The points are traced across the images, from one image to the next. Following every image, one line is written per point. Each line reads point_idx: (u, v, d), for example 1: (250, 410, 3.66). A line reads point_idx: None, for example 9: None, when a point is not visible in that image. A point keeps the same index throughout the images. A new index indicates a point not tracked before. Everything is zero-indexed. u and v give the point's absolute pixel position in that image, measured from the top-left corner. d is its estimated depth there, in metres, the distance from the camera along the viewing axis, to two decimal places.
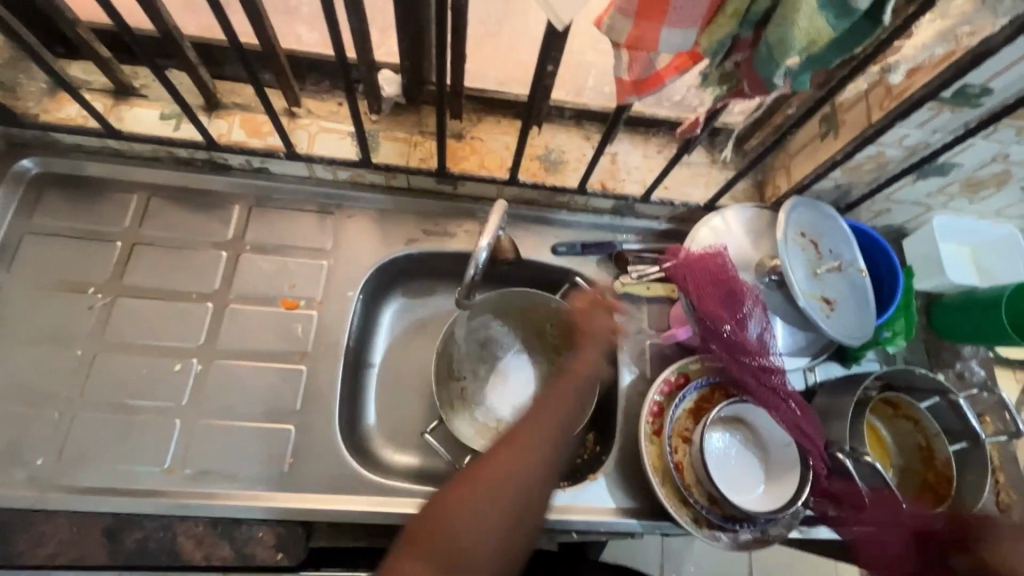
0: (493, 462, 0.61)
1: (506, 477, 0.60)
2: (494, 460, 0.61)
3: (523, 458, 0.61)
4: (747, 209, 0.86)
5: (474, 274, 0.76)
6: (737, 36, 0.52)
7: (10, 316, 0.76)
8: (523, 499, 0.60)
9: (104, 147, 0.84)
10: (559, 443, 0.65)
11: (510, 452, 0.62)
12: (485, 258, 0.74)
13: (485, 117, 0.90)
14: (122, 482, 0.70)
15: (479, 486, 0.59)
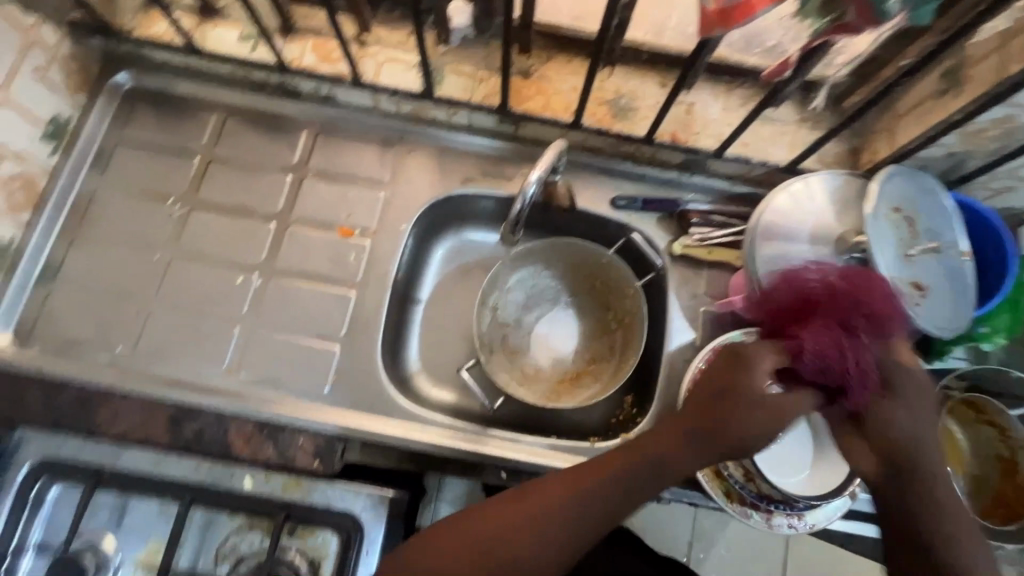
0: (512, 508, 0.59)
1: (558, 525, 0.58)
2: (537, 490, 0.60)
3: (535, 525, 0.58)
4: (834, 175, 0.77)
5: (521, 208, 0.73)
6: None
7: (104, 216, 0.83)
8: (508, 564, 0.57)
9: (189, 66, 0.89)
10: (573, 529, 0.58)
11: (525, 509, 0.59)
12: (534, 194, 0.71)
13: (555, 55, 0.85)
14: (188, 376, 0.77)
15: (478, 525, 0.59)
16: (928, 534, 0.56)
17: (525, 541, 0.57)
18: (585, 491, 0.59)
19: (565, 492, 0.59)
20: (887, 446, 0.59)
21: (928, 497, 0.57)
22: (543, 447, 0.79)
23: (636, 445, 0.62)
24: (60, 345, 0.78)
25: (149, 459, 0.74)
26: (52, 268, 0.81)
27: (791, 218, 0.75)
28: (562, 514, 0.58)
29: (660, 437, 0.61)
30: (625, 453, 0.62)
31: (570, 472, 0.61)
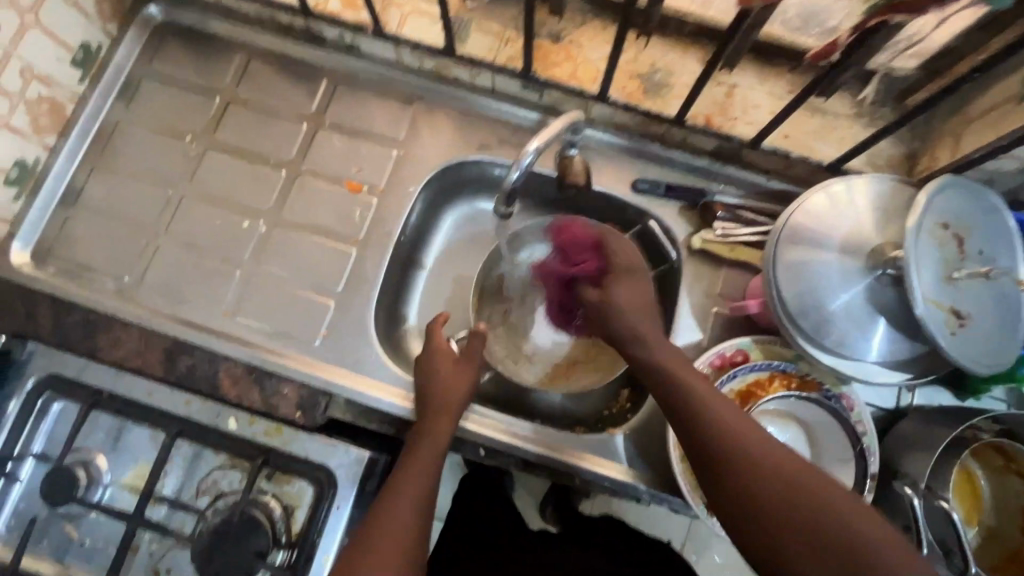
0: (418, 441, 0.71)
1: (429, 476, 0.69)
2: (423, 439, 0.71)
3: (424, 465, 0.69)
4: (882, 181, 0.69)
5: (518, 178, 0.68)
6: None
7: (125, 147, 0.85)
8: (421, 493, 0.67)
9: (218, 3, 0.87)
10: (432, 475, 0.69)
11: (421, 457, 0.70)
12: (529, 163, 0.66)
13: (590, 19, 0.79)
14: (187, 313, 0.79)
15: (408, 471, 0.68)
16: (808, 518, 0.51)
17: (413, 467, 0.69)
18: (440, 447, 0.72)
19: (432, 456, 0.70)
20: (728, 455, 0.56)
21: (782, 476, 0.54)
22: (526, 431, 0.76)
23: (446, 400, 0.74)
24: (74, 269, 0.81)
25: (144, 389, 0.75)
26: (73, 193, 0.83)
27: (824, 220, 0.68)
28: (425, 472, 0.69)
29: (450, 402, 0.74)
30: (443, 416, 0.73)
31: (423, 432, 0.72)
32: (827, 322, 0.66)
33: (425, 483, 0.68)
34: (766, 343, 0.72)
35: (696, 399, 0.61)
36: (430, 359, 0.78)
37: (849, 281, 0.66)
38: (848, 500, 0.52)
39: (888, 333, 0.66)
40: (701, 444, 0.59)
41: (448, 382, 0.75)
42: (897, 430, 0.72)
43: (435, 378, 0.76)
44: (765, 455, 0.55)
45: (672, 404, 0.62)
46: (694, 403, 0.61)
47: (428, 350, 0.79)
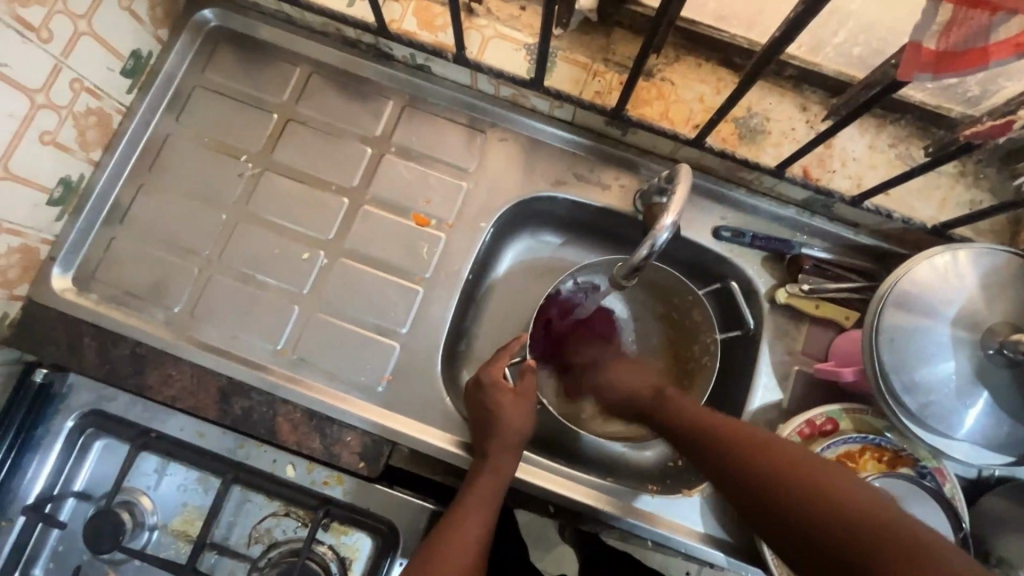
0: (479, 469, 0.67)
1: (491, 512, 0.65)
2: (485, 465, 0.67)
3: (486, 497, 0.65)
4: (989, 251, 0.66)
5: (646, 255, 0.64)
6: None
7: (175, 165, 0.79)
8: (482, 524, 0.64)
9: (278, 11, 0.81)
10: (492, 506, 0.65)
11: (484, 486, 0.66)
12: (664, 241, 0.63)
13: (685, 55, 0.74)
14: (243, 349, 0.74)
15: (469, 502, 0.65)
16: (816, 508, 0.50)
17: (473, 496, 0.65)
18: (503, 479, 0.67)
19: (487, 498, 0.65)
20: (733, 454, 0.59)
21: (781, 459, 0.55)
22: (599, 488, 0.73)
23: (510, 436, 0.68)
24: (118, 295, 0.75)
25: (194, 429, 0.72)
26: (118, 212, 0.77)
27: (930, 286, 0.65)
28: (482, 506, 0.65)
29: (510, 436, 0.68)
30: (497, 449, 0.68)
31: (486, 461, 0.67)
32: (928, 395, 0.63)
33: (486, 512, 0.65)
34: (856, 412, 0.70)
35: (712, 421, 0.63)
36: (493, 397, 0.71)
37: (948, 356, 0.63)
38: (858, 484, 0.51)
39: (988, 409, 0.63)
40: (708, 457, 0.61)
41: (510, 418, 0.69)
42: (984, 507, 0.70)
43: (499, 414, 0.69)
44: (767, 450, 0.57)
45: (688, 429, 0.64)
46: (704, 426, 0.63)
47: (487, 384, 0.72)
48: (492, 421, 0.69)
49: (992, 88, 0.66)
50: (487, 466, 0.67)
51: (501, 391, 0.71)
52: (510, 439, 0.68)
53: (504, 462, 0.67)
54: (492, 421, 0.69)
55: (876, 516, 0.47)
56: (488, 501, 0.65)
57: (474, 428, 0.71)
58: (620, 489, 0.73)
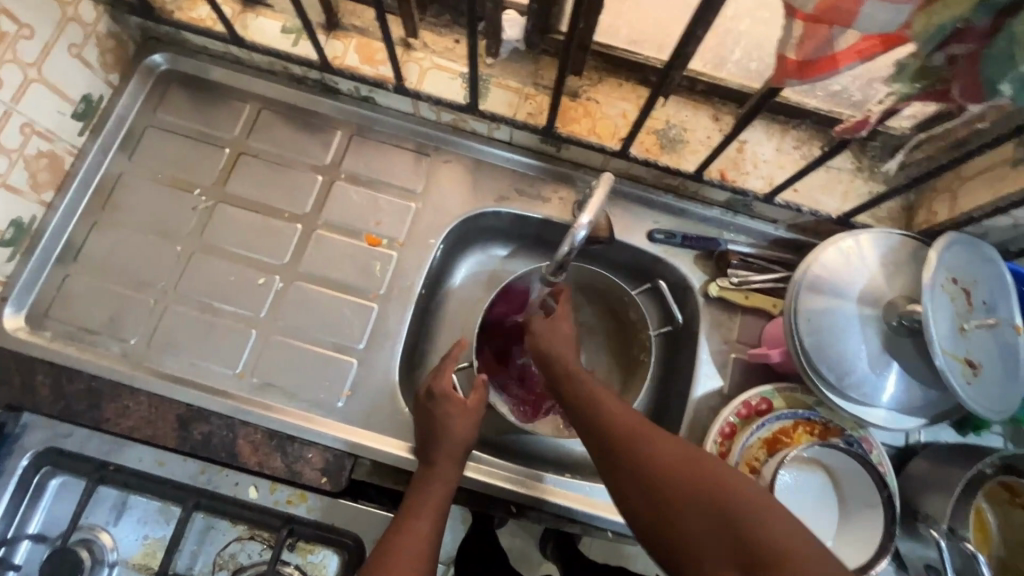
0: (427, 470, 0.70)
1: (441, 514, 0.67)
2: (433, 466, 0.70)
3: (436, 495, 0.68)
4: (885, 235, 0.73)
5: (567, 253, 0.70)
6: (966, 23, 0.46)
7: (130, 201, 0.81)
8: (435, 519, 0.66)
9: (227, 53, 0.85)
10: (443, 505, 0.67)
11: (434, 485, 0.68)
12: (583, 237, 0.67)
13: (606, 76, 0.82)
14: (201, 377, 0.76)
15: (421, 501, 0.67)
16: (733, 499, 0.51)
17: (423, 494, 0.68)
18: (451, 483, 0.69)
19: (433, 501, 0.67)
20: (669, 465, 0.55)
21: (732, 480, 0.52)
22: (556, 484, 0.76)
23: (459, 443, 0.71)
24: (72, 332, 0.76)
25: (155, 458, 0.73)
26: (71, 250, 0.79)
27: (833, 272, 0.72)
28: (434, 509, 0.67)
29: (454, 443, 0.71)
30: (443, 456, 0.70)
31: (435, 464, 0.70)
32: (845, 371, 0.69)
33: (437, 508, 0.67)
34: (788, 390, 0.75)
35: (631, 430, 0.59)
36: (445, 407, 0.72)
37: (861, 334, 0.70)
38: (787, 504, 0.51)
39: (902, 376, 0.69)
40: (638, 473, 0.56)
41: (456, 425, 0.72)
42: (910, 471, 0.76)
43: (449, 421, 0.71)
44: (714, 474, 0.53)
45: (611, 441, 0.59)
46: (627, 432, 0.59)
47: (439, 394, 0.73)
48: (440, 426, 0.71)
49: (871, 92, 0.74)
50: (438, 467, 0.69)
51: (449, 399, 0.73)
52: (459, 441, 0.71)
53: (455, 463, 0.70)
54: (441, 426, 0.71)
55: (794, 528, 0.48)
56: (440, 498, 0.68)
57: (421, 439, 0.73)
58: (575, 483, 0.76)
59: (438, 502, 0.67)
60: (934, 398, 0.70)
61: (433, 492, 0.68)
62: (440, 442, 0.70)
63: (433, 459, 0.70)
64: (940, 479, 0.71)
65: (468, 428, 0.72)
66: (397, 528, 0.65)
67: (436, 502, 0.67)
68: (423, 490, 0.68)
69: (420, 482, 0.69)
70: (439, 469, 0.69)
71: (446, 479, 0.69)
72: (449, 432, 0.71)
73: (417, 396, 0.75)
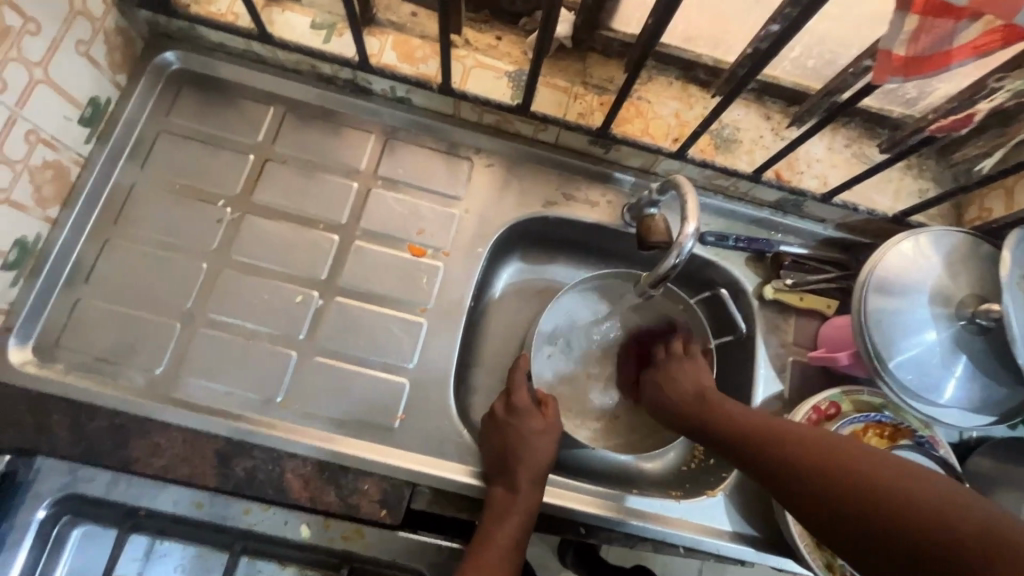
0: (502, 496, 0.65)
1: (519, 541, 0.64)
2: (509, 493, 0.65)
3: (513, 524, 0.64)
4: (946, 233, 0.73)
5: (673, 264, 0.65)
6: None
7: (146, 214, 0.73)
8: (512, 550, 0.63)
9: (246, 51, 0.78)
10: (520, 535, 0.64)
11: (509, 513, 0.64)
12: (691, 248, 0.63)
13: (656, 75, 0.79)
14: (237, 407, 0.69)
15: (499, 531, 0.64)
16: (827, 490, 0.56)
17: (500, 524, 0.64)
18: (529, 509, 0.65)
19: (508, 529, 0.64)
20: (775, 451, 0.60)
21: (847, 451, 0.56)
22: (626, 501, 0.73)
23: (535, 464, 0.67)
24: (88, 363, 0.68)
25: (191, 499, 0.65)
26: (82, 271, 0.70)
27: (904, 270, 0.71)
28: (512, 540, 0.63)
29: (532, 462, 0.67)
30: (520, 477, 0.66)
31: (509, 489, 0.65)
32: (918, 371, 0.68)
33: (514, 539, 0.64)
34: (853, 392, 0.74)
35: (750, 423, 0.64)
36: (522, 425, 0.69)
37: (934, 335, 0.69)
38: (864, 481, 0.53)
39: (969, 374, 0.68)
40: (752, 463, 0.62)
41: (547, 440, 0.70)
42: (971, 467, 0.76)
43: (524, 441, 0.68)
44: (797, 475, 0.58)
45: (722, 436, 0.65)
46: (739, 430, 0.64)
47: (520, 409, 0.70)
48: (515, 448, 0.67)
49: (926, 90, 0.73)
50: (513, 493, 0.65)
51: (526, 417, 0.70)
52: (537, 462, 0.67)
53: (533, 488, 0.66)
54: (517, 447, 0.67)
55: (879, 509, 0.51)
56: (517, 528, 0.64)
57: (491, 460, 0.68)
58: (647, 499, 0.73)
59: (514, 532, 0.64)
60: (1006, 396, 0.69)
61: (509, 521, 0.64)
62: (518, 465, 0.66)
63: (508, 485, 0.66)
64: None
65: (545, 448, 0.69)
66: (476, 561, 0.61)
67: (514, 532, 0.64)
68: (499, 518, 0.64)
69: (494, 511, 0.65)
70: (514, 495, 0.65)
71: (524, 506, 0.65)
72: (525, 453, 0.67)
73: (491, 413, 0.71)
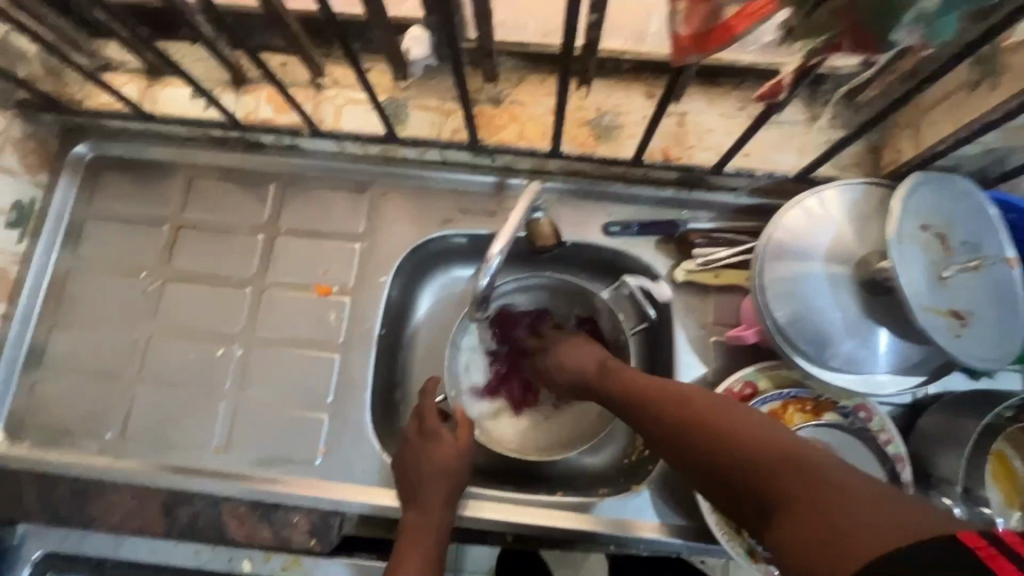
0: (418, 506, 0.69)
1: (433, 553, 0.68)
2: (426, 500, 0.69)
3: (428, 532, 0.68)
4: (850, 186, 0.68)
5: (486, 285, 0.71)
6: None
7: (81, 296, 0.81)
8: (433, 552, 0.68)
9: (146, 129, 0.84)
10: (441, 539, 0.69)
11: (428, 519, 0.69)
12: (496, 266, 0.69)
13: (528, 75, 0.78)
14: (176, 461, 0.76)
15: (422, 537, 0.68)
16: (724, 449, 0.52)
17: (420, 532, 0.68)
18: (441, 522, 0.69)
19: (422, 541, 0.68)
20: (687, 420, 0.56)
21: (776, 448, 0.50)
22: (549, 506, 0.74)
23: (445, 473, 0.70)
24: (49, 437, 0.77)
25: (147, 547, 0.75)
26: (35, 354, 0.80)
27: (802, 236, 0.67)
28: (431, 546, 0.68)
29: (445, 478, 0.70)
30: (436, 489, 0.69)
31: (422, 497, 0.69)
32: (828, 342, 0.64)
33: (435, 543, 0.68)
34: (771, 369, 0.71)
35: (683, 403, 0.58)
36: (434, 440, 0.72)
37: (842, 302, 0.64)
38: (762, 433, 0.52)
39: (887, 335, 0.64)
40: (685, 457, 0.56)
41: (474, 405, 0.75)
42: (920, 428, 0.71)
43: (432, 454, 0.71)
44: (691, 412, 0.57)
45: (655, 420, 0.59)
46: (676, 408, 0.58)
47: (431, 427, 0.73)
48: (427, 458, 0.71)
49: None
50: (427, 499, 0.69)
51: (441, 428, 0.73)
52: (449, 467, 0.70)
53: (449, 497, 0.70)
54: (428, 458, 0.71)
55: (791, 470, 0.47)
56: (436, 533, 0.68)
57: (405, 476, 0.71)
58: (604, 505, 0.73)
59: (432, 534, 0.68)
60: (936, 352, 0.64)
61: (425, 529, 0.68)
62: (432, 472, 0.70)
63: (422, 494, 0.69)
64: (949, 434, 0.66)
65: (460, 457, 0.72)
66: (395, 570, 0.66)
67: (433, 535, 0.68)
68: (415, 530, 0.69)
69: (411, 522, 0.69)
70: (427, 500, 0.69)
71: (440, 511, 0.69)
72: (434, 460, 0.70)
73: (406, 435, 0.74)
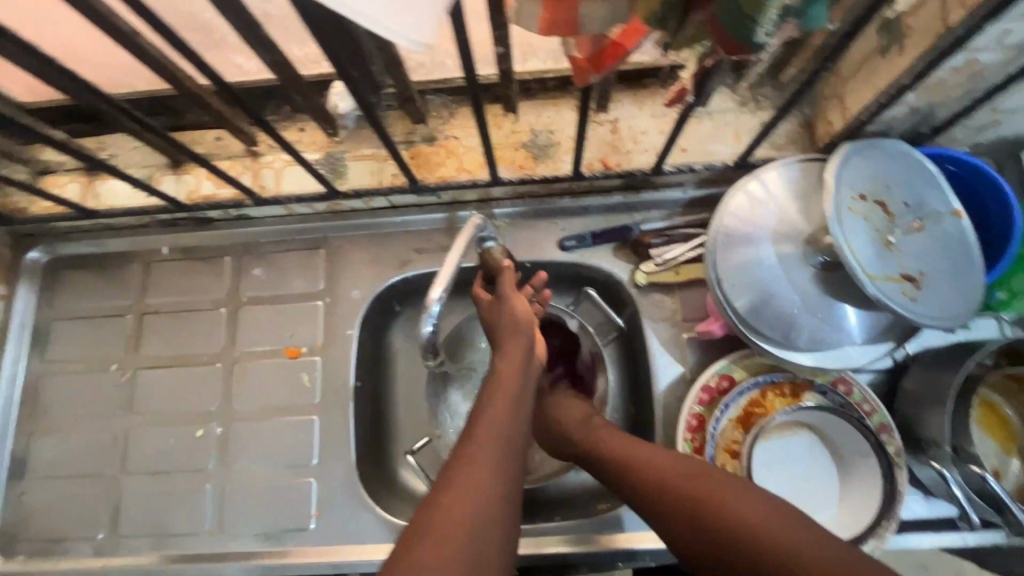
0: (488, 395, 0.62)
1: (490, 507, 0.52)
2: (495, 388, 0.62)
3: (494, 425, 0.58)
4: (789, 166, 0.68)
5: (430, 333, 0.68)
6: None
7: (54, 399, 0.81)
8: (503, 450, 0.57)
9: (95, 224, 0.85)
10: (512, 431, 0.59)
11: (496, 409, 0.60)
12: (438, 310, 0.65)
13: (457, 108, 0.79)
14: (171, 550, 0.75)
15: (485, 433, 0.58)
16: (724, 525, 0.54)
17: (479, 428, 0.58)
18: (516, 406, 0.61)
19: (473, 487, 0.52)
20: (682, 494, 0.58)
21: (766, 530, 0.53)
22: (548, 533, 0.73)
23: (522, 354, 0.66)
24: (43, 546, 0.77)
25: None
26: (18, 465, 0.80)
27: (749, 219, 0.66)
28: (499, 439, 0.57)
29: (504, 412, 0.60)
30: (510, 365, 0.64)
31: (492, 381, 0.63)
32: (791, 323, 0.64)
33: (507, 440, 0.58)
34: (744, 358, 0.72)
35: (676, 474, 0.60)
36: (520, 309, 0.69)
37: (797, 282, 0.64)
38: (750, 507, 0.55)
39: (846, 308, 0.64)
40: (685, 535, 0.56)
41: (556, 411, 0.73)
42: (904, 391, 0.70)
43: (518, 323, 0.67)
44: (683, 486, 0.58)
45: (660, 500, 0.59)
46: (682, 491, 0.58)
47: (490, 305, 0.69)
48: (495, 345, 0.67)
49: None
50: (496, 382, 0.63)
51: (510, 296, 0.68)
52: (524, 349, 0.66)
53: (522, 375, 0.64)
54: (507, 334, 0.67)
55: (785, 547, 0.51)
56: (507, 430, 0.59)
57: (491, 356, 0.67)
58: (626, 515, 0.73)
59: (502, 433, 0.58)
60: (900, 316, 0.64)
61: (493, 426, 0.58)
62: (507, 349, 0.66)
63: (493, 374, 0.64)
64: (930, 393, 0.66)
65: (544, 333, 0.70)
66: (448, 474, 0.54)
67: (503, 434, 0.58)
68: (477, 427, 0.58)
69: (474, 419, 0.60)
70: (495, 386, 0.62)
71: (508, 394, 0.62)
72: (513, 335, 0.67)
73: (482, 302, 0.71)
